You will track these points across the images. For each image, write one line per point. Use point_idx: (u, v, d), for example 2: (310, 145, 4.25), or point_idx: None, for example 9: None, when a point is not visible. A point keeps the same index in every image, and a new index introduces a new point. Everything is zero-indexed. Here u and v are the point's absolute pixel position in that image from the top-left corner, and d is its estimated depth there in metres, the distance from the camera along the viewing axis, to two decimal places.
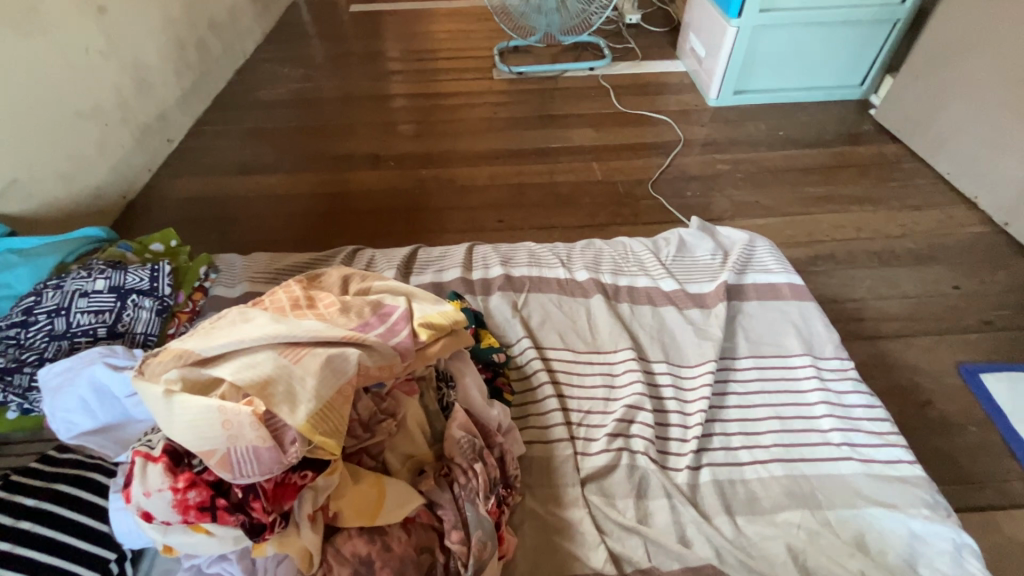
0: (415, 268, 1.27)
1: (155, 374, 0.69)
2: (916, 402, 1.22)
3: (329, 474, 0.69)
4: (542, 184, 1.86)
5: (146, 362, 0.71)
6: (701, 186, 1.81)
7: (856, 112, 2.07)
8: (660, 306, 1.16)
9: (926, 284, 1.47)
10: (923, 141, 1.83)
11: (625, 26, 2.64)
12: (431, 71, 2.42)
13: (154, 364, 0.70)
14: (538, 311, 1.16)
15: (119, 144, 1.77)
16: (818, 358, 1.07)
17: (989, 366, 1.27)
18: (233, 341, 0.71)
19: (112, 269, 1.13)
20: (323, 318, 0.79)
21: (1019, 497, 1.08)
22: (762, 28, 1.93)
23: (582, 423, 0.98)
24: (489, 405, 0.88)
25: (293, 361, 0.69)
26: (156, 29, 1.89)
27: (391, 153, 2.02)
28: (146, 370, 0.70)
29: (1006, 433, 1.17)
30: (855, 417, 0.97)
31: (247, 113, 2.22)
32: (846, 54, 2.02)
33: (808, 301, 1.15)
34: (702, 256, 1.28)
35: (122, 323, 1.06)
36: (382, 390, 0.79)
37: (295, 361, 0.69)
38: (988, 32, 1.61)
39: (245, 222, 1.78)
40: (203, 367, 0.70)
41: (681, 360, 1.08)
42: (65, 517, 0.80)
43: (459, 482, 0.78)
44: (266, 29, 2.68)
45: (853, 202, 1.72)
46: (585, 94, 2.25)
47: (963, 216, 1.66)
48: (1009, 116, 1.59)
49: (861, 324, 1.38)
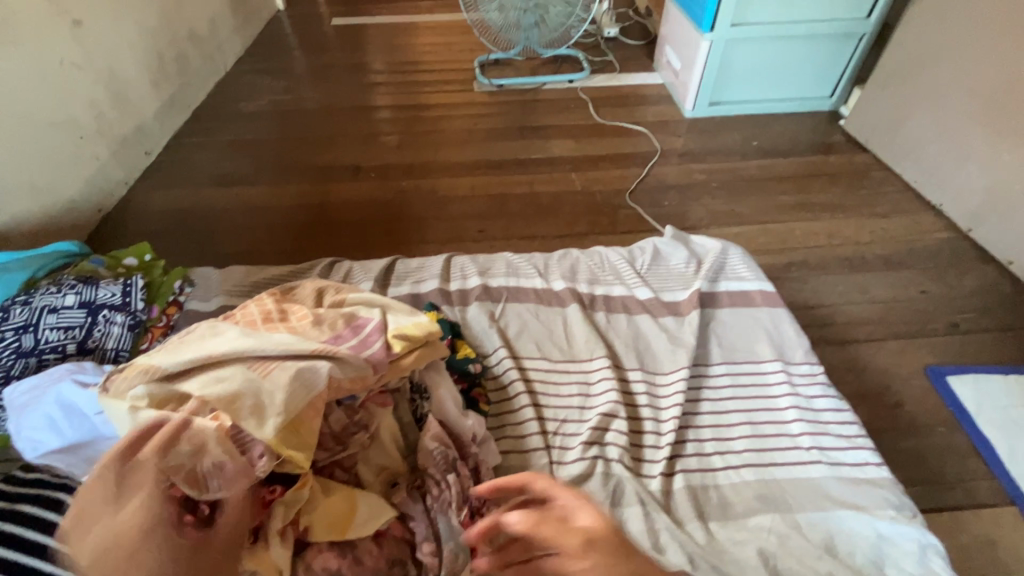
0: (393, 280, 1.27)
1: (121, 391, 0.69)
2: (886, 405, 1.25)
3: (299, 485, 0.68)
4: (522, 194, 1.88)
5: (111, 379, 0.71)
6: (678, 195, 1.84)
7: (826, 123, 2.13)
8: (635, 314, 1.18)
9: (895, 288, 1.51)
10: (890, 151, 1.89)
11: (603, 39, 2.69)
12: (412, 83, 2.44)
13: (119, 381, 0.70)
14: (515, 321, 1.17)
15: (95, 157, 1.75)
16: (789, 364, 1.09)
17: (955, 368, 1.31)
18: (199, 357, 0.71)
19: (83, 284, 1.11)
20: (295, 331, 0.79)
21: (984, 496, 1.10)
22: (734, 42, 1.98)
23: (558, 432, 0.99)
24: (462, 415, 0.88)
25: (261, 376, 0.69)
26: (133, 42, 1.89)
27: (372, 164, 2.03)
28: (111, 387, 0.69)
29: (972, 434, 1.20)
30: (824, 421, 0.99)
31: (227, 125, 2.21)
32: (815, 66, 2.08)
33: (779, 307, 1.17)
34: (677, 264, 1.30)
35: (93, 339, 1.04)
36: (354, 402, 0.79)
37: (264, 375, 0.69)
38: (947, 46, 1.67)
39: (223, 235, 1.77)
40: (170, 383, 0.70)
41: (656, 368, 1.09)
42: (26, 538, 0.77)
43: (431, 494, 0.78)
44: (246, 42, 2.68)
45: (824, 210, 1.76)
46: (564, 106, 2.28)
47: (930, 223, 1.71)
48: (969, 127, 1.64)
49: (833, 329, 1.41)
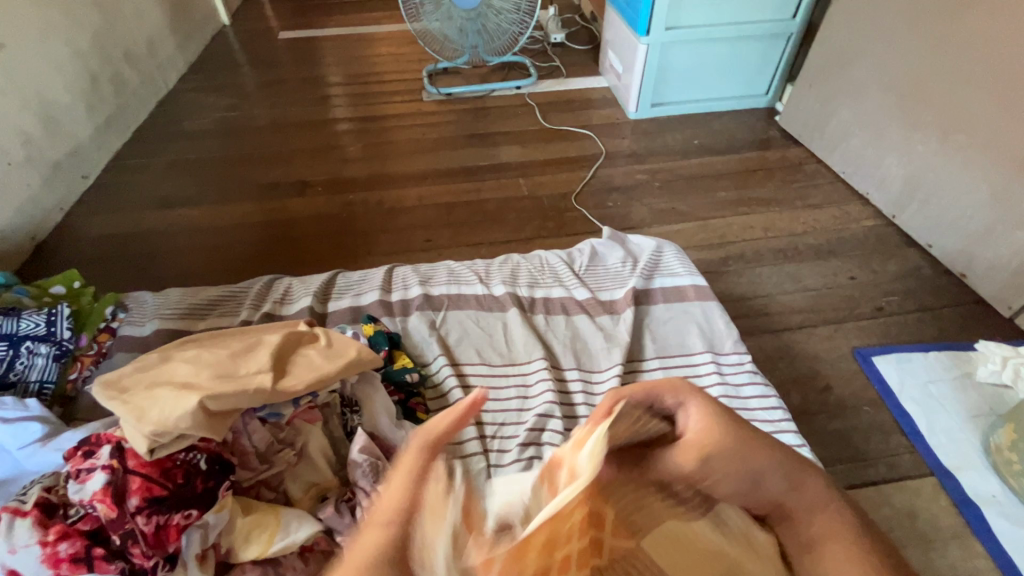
0: (334, 293, 1.27)
1: (115, 384, 0.77)
2: (816, 389, 1.31)
3: (217, 505, 0.69)
4: (470, 202, 1.90)
5: (120, 372, 0.80)
6: (623, 197, 1.88)
7: (763, 119, 2.21)
8: (574, 315, 1.20)
9: (827, 276, 1.58)
10: (821, 145, 1.97)
11: (550, 45, 2.74)
12: (362, 94, 2.43)
13: (123, 376, 0.79)
14: (456, 328, 1.18)
15: (25, 184, 1.69)
16: (718, 354, 1.13)
17: (880, 349, 1.38)
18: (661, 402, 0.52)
19: (3, 315, 1.06)
20: (213, 395, 0.71)
21: (906, 469, 1.17)
22: (670, 45, 2.04)
23: (496, 435, 1.01)
24: (396, 426, 0.89)
25: (153, 427, 0.68)
26: (63, 64, 1.84)
27: (320, 178, 2.02)
28: (115, 378, 0.79)
29: (896, 410, 1.26)
30: (750, 407, 1.04)
31: (170, 144, 2.17)
32: (749, 66, 2.16)
33: (710, 300, 1.22)
34: (614, 263, 1.33)
35: (15, 372, 1.02)
36: (280, 420, 0.80)
37: (154, 427, 0.68)
38: (864, 43, 1.76)
39: (166, 258, 1.73)
40: (123, 397, 0.74)
41: (593, 366, 1.12)
42: None
43: (360, 505, 0.78)
44: (189, 58, 2.63)
45: (761, 204, 1.83)
46: (513, 112, 2.31)
47: (858, 212, 1.80)
48: (885, 119, 1.73)
49: (768, 318, 1.46)
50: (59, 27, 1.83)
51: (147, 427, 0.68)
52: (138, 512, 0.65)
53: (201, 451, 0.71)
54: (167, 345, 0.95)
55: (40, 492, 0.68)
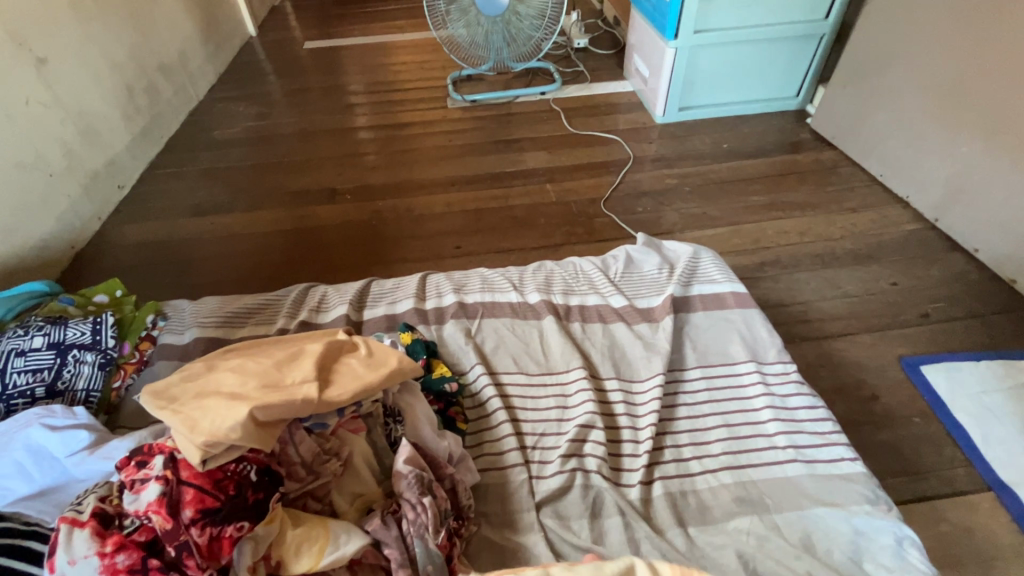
0: (369, 301, 1.27)
1: (163, 393, 0.78)
2: (862, 399, 1.26)
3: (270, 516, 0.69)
4: (497, 208, 1.89)
5: (167, 381, 0.80)
6: (653, 201, 1.86)
7: (794, 122, 2.17)
8: (611, 323, 1.18)
9: (868, 282, 1.53)
10: (856, 148, 1.93)
11: (573, 50, 2.73)
12: (388, 102, 2.45)
13: (171, 385, 0.79)
14: (491, 336, 1.17)
15: (65, 193, 1.74)
16: (762, 364, 1.10)
17: (928, 358, 1.33)
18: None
19: (51, 324, 1.10)
20: (262, 406, 0.71)
21: (961, 483, 1.12)
22: (699, 48, 2.02)
23: (537, 446, 0.99)
24: (438, 436, 0.88)
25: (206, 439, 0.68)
26: (101, 77, 1.89)
27: (348, 186, 2.03)
28: (161, 386, 0.79)
29: (948, 422, 1.21)
30: (799, 419, 1.01)
31: (201, 154, 2.21)
32: (779, 68, 2.12)
33: (751, 308, 1.19)
34: (649, 271, 1.31)
35: (63, 381, 1.04)
36: (325, 430, 0.80)
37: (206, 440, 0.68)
38: (902, 43, 1.71)
39: (200, 266, 1.75)
40: (171, 407, 0.74)
41: (633, 376, 1.10)
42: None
43: (407, 518, 0.77)
44: (218, 69, 2.68)
45: (795, 208, 1.79)
46: (538, 118, 2.30)
47: (898, 216, 1.74)
48: (926, 120, 1.68)
49: (808, 326, 1.42)
50: (96, 41, 1.88)
51: (199, 438, 0.68)
52: (192, 524, 0.65)
53: (251, 463, 0.71)
54: (209, 356, 0.95)
55: (96, 501, 0.69)
